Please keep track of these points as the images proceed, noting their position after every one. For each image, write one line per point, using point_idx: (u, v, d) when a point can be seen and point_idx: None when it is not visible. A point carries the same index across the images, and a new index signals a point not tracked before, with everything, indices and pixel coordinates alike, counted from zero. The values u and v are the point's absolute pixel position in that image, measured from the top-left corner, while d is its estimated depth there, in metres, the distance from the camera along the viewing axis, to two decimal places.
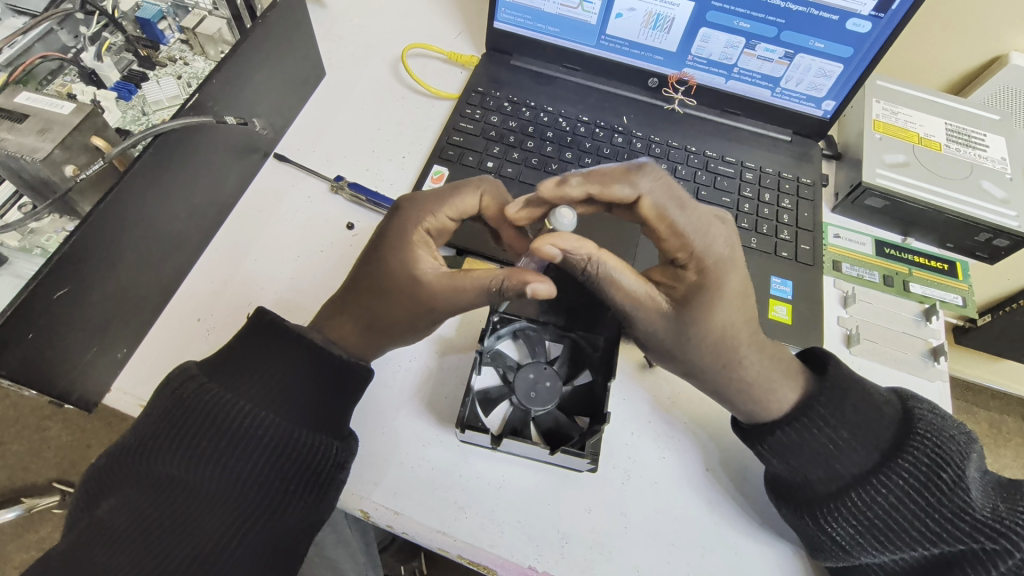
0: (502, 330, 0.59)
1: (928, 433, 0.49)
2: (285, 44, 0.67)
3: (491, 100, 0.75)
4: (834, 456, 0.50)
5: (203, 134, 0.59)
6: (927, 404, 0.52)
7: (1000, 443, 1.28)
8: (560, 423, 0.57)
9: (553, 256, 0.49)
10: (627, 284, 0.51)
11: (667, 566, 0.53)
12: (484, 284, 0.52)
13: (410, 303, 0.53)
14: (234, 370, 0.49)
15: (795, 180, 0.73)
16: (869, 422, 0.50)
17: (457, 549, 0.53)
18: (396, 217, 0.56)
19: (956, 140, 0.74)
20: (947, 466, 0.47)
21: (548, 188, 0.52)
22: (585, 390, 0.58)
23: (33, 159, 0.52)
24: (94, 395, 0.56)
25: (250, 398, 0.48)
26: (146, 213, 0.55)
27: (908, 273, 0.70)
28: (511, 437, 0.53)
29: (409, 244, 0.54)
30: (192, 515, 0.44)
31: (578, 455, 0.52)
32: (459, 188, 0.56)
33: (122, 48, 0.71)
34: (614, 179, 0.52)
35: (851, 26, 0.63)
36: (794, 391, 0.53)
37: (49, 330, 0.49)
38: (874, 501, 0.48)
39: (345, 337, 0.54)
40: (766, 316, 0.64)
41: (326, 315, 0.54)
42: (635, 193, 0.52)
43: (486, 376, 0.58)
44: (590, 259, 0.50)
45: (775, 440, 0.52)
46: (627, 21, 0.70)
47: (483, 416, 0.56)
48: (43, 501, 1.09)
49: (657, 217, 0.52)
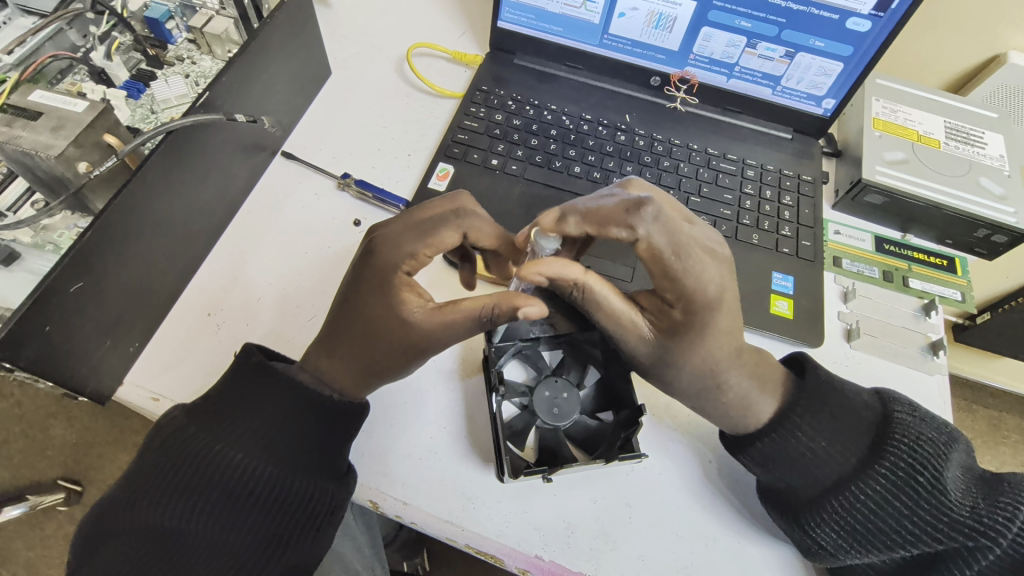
0: (502, 360, 0.58)
1: (905, 436, 0.49)
2: (293, 42, 0.68)
3: (496, 99, 0.76)
4: (814, 464, 0.51)
5: (215, 131, 0.60)
6: (908, 406, 0.52)
7: (1000, 440, 1.28)
8: (591, 430, 0.58)
9: (542, 282, 0.49)
10: (615, 305, 0.51)
11: (670, 555, 0.54)
12: (473, 311, 0.49)
13: (415, 346, 0.50)
14: (224, 418, 0.49)
15: (796, 178, 0.74)
16: (848, 427, 0.51)
17: (464, 539, 0.53)
18: (372, 263, 0.50)
19: (955, 137, 0.74)
20: (924, 470, 0.48)
21: (546, 222, 0.50)
22: (600, 386, 0.60)
23: (47, 156, 0.52)
24: (107, 389, 0.56)
25: (243, 448, 0.48)
26: (158, 209, 0.56)
27: (907, 269, 0.71)
28: (569, 467, 0.53)
29: (393, 287, 0.50)
30: (190, 563, 0.46)
31: (634, 459, 0.54)
32: (436, 223, 0.51)
33: (131, 47, 0.72)
34: (614, 220, 0.48)
35: (851, 25, 0.64)
36: (772, 403, 0.53)
37: (64, 324, 0.50)
38: (854, 506, 0.49)
39: (336, 381, 0.52)
40: (768, 312, 0.65)
41: (314, 354, 0.52)
42: (633, 233, 0.47)
43: (506, 410, 0.58)
44: (578, 281, 0.50)
45: (757, 451, 0.53)
46: (630, 21, 0.70)
47: (518, 450, 0.56)
48: (48, 499, 1.10)
49: (651, 258, 0.49)
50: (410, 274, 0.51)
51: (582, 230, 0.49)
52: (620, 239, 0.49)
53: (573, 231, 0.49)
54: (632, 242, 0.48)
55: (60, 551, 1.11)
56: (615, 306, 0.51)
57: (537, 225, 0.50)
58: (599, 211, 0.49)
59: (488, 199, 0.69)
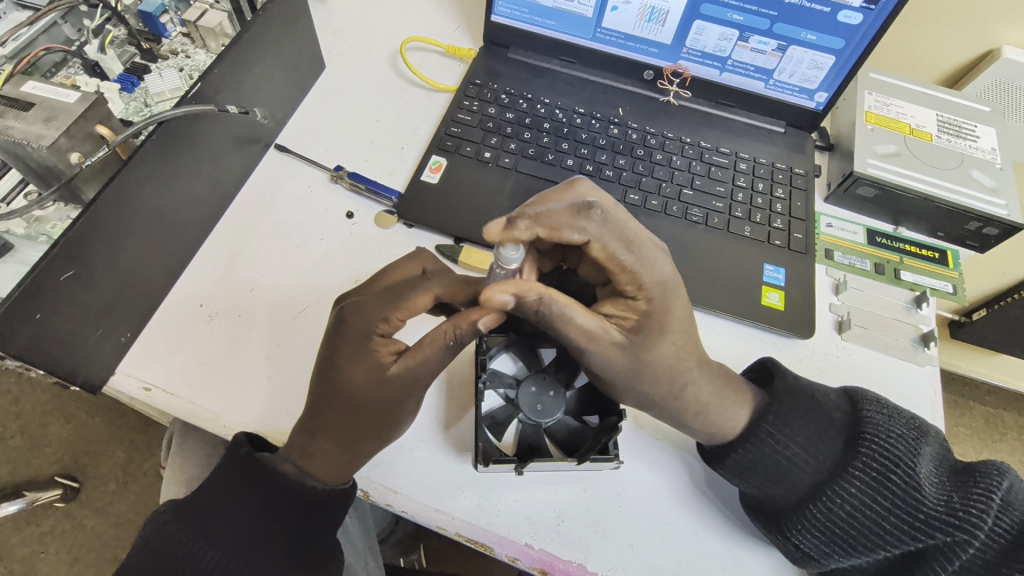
0: (493, 350, 0.58)
1: (876, 435, 0.50)
2: (286, 35, 0.68)
3: (489, 92, 0.76)
4: (789, 471, 0.51)
5: (207, 122, 0.60)
6: (878, 403, 0.52)
7: (997, 438, 1.28)
8: (573, 430, 0.57)
9: (507, 304, 0.47)
10: (577, 319, 0.49)
11: (661, 545, 0.54)
12: (437, 343, 0.50)
13: (389, 396, 0.50)
14: (205, 521, 0.49)
15: (789, 171, 0.74)
16: (819, 430, 0.51)
17: (455, 527, 0.54)
18: (345, 333, 0.51)
19: (947, 131, 0.75)
20: (896, 468, 0.48)
21: (495, 232, 0.47)
22: (588, 391, 0.58)
23: (39, 146, 0.52)
24: (98, 378, 0.57)
25: (224, 547, 0.48)
26: (150, 201, 0.56)
27: (899, 262, 0.71)
28: (538, 460, 0.53)
29: (364, 353, 0.51)
30: None
31: (606, 459, 0.54)
32: (406, 288, 0.52)
33: (125, 40, 0.72)
34: (564, 226, 0.46)
35: (841, 17, 0.64)
36: (746, 411, 0.53)
37: (55, 313, 0.50)
38: (834, 511, 0.49)
39: (319, 465, 0.51)
40: (759, 303, 0.66)
41: (293, 444, 0.51)
42: (585, 236, 0.47)
43: (489, 399, 0.57)
44: (542, 297, 0.47)
45: (732, 461, 0.53)
46: (623, 14, 0.71)
47: (496, 441, 0.55)
48: (44, 495, 1.10)
49: (605, 258, 0.48)
50: (385, 336, 0.52)
51: (532, 231, 0.47)
52: (572, 242, 0.47)
53: (524, 234, 0.47)
54: (584, 243, 0.47)
55: (57, 547, 1.11)
56: (578, 319, 0.49)
57: (484, 234, 0.47)
58: (551, 216, 0.47)
59: (480, 191, 0.70)
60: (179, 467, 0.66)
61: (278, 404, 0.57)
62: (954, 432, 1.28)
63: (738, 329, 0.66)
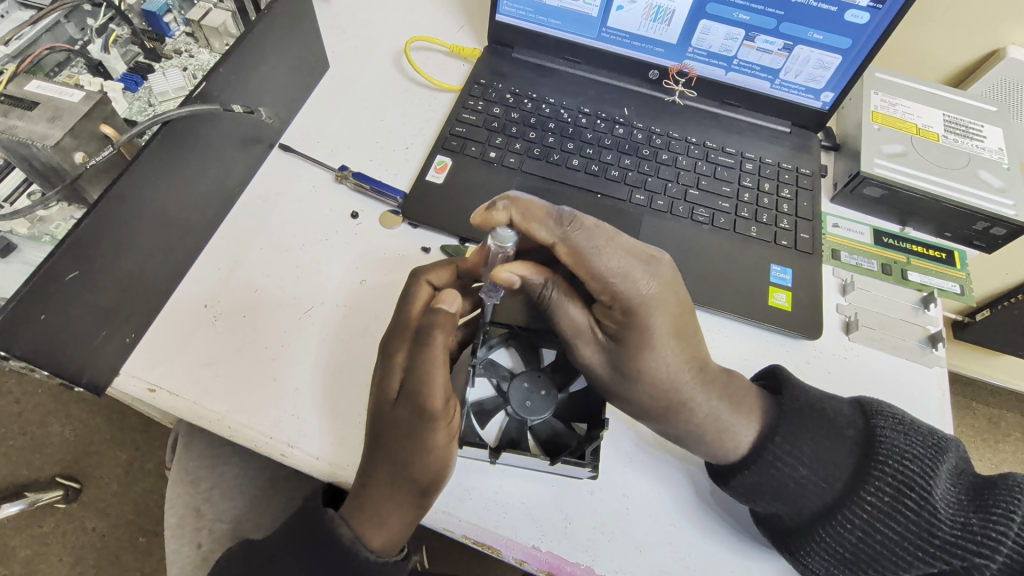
0: (493, 340, 0.58)
1: (889, 458, 0.49)
2: (291, 34, 0.67)
3: (494, 92, 0.76)
4: (797, 493, 0.50)
5: (211, 121, 0.60)
6: (892, 419, 0.51)
7: (1000, 438, 1.28)
8: (557, 432, 0.56)
9: (512, 281, 0.50)
10: (570, 314, 0.52)
11: (670, 547, 0.53)
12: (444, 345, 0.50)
13: (405, 412, 0.49)
14: (262, 554, 0.50)
15: (794, 171, 0.74)
16: (829, 449, 0.51)
17: (461, 530, 0.53)
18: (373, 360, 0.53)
19: (954, 130, 0.74)
20: (910, 493, 0.48)
21: (477, 214, 0.50)
22: (581, 397, 0.58)
23: (43, 146, 0.52)
24: (103, 379, 0.56)
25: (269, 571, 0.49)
26: (154, 200, 0.56)
27: (906, 262, 0.70)
28: (510, 451, 0.53)
29: (391, 370, 0.52)
30: None
31: (578, 464, 0.52)
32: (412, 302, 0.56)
33: (128, 40, 0.72)
34: (535, 221, 0.49)
35: (849, 17, 0.64)
36: (750, 431, 0.53)
37: (59, 313, 0.50)
38: (842, 536, 0.49)
39: (376, 521, 0.50)
40: (765, 303, 0.65)
41: (351, 503, 0.50)
42: (552, 236, 0.49)
43: (479, 387, 0.57)
44: (545, 283, 0.52)
45: (740, 482, 0.52)
46: (628, 14, 0.70)
47: (479, 429, 0.55)
48: (47, 496, 1.09)
49: (574, 263, 0.49)
50: None
51: (508, 216, 0.49)
52: (540, 239, 0.49)
53: (500, 218, 0.49)
54: (553, 243, 0.49)
55: (58, 548, 1.11)
56: (572, 312, 0.52)
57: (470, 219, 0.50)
58: (527, 205, 0.49)
59: (485, 191, 0.69)
60: (183, 468, 0.66)
61: (282, 405, 0.57)
62: (957, 433, 1.28)
63: (743, 329, 0.65)
